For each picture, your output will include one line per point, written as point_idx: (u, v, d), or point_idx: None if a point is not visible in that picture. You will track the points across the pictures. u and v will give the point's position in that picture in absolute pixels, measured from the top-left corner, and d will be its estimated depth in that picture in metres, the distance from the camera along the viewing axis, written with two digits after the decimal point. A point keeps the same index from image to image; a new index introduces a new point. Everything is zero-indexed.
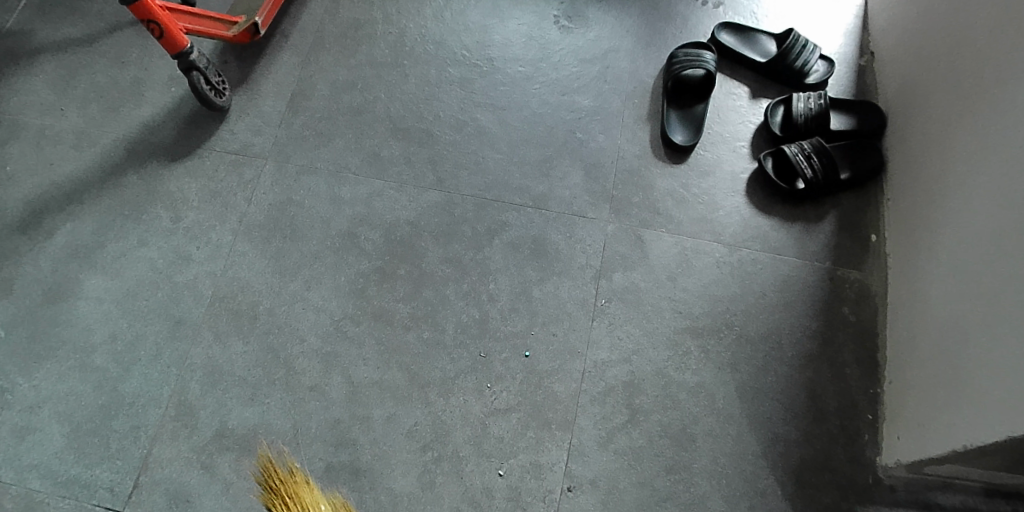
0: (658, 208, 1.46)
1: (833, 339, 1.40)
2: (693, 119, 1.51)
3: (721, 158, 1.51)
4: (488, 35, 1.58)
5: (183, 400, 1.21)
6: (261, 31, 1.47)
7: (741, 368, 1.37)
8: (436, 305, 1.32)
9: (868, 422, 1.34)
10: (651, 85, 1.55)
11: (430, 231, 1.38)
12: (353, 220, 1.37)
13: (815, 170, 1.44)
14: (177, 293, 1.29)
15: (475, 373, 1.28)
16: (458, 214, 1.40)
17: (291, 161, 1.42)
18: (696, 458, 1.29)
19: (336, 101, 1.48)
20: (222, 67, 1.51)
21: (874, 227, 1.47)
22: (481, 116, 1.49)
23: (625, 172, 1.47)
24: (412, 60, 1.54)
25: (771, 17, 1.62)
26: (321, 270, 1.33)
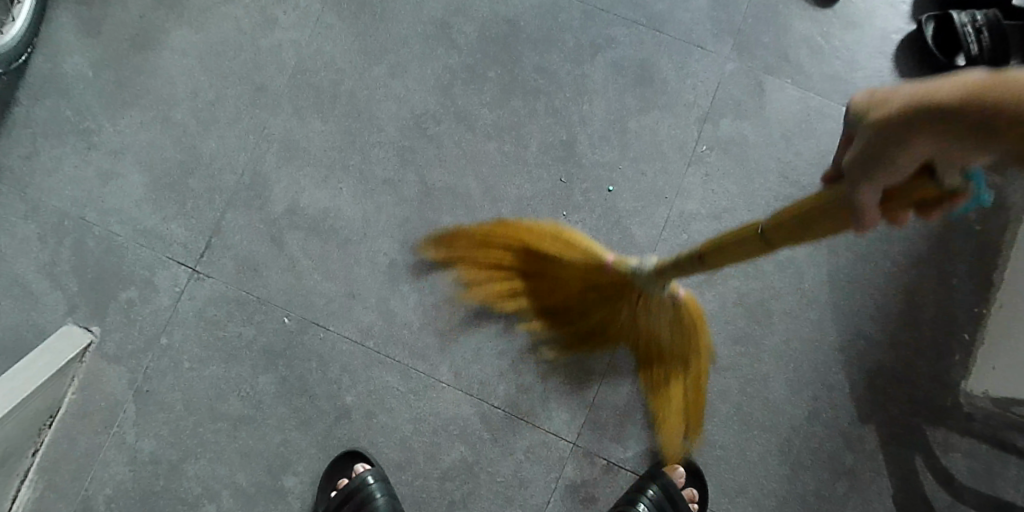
0: (788, 54, 1.29)
1: (948, 243, 1.27)
2: None
3: (874, 11, 1.33)
4: None
5: (258, 171, 1.21)
6: None
7: (839, 253, 1.25)
8: (522, 119, 1.24)
9: (960, 340, 1.25)
10: None
11: (528, 34, 1.27)
12: (449, 8, 1.27)
13: (983, 48, 1.24)
14: (261, 59, 1.24)
15: (551, 198, 1.22)
16: (562, 20, 1.28)
17: None
18: (768, 335, 1.23)
19: None
20: None
21: None
22: None
23: (760, 7, 1.30)
24: None
25: None
26: (408, 57, 1.25)
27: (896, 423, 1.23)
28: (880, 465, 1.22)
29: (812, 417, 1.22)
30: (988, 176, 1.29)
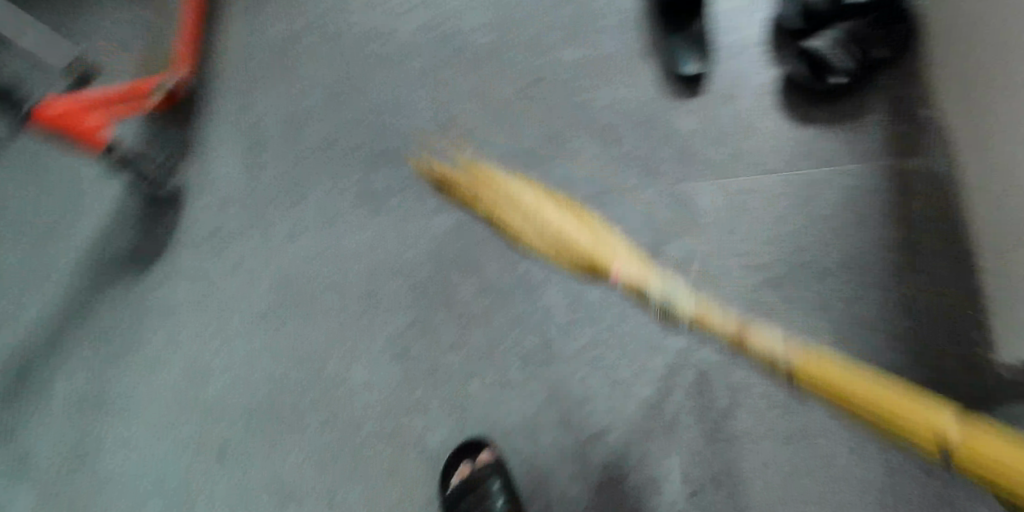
0: (685, 151, 1.36)
1: (914, 241, 1.34)
2: (699, 39, 1.38)
3: (744, 71, 1.43)
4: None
5: (147, 420, 1.26)
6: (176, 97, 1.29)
7: (830, 307, 1.31)
8: (422, 319, 1.26)
9: (974, 320, 1.28)
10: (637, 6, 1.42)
11: (393, 237, 1.29)
12: (291, 232, 1.29)
13: (847, 63, 1.39)
14: (113, 337, 1.28)
15: (490, 374, 1.24)
16: (421, 206, 1.30)
17: (203, 197, 1.30)
18: (802, 418, 1.20)
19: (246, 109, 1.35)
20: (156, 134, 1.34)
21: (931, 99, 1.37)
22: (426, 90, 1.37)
23: (638, 120, 1.37)
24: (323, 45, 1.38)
25: None
26: (286, 308, 1.27)
27: None
28: (974, 488, 1.14)
29: (888, 472, 1.17)
30: (915, 161, 1.37)
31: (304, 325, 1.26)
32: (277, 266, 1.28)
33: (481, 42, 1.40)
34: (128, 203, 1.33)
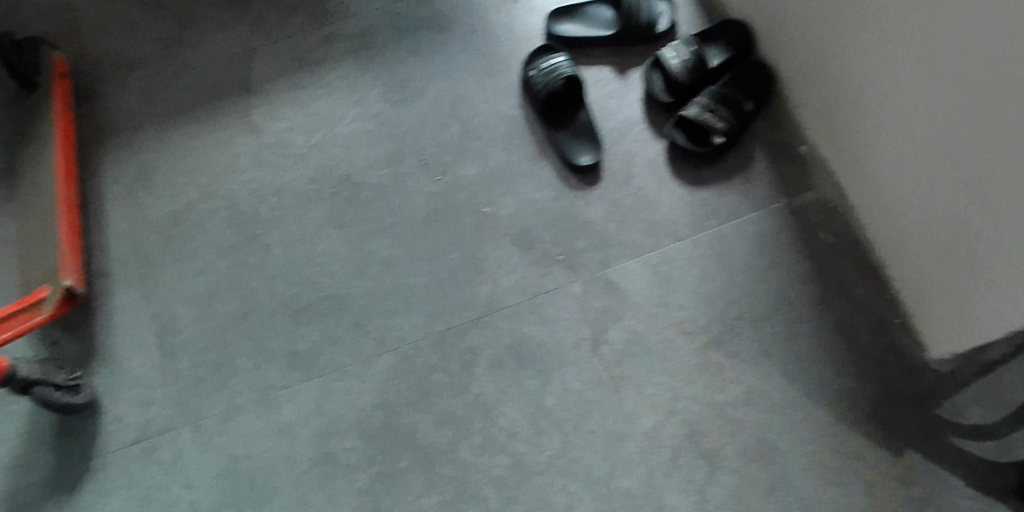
0: (607, 238, 1.42)
1: (827, 269, 1.40)
2: (583, 131, 1.48)
3: (632, 149, 1.50)
4: (296, 139, 1.42)
5: None
6: (80, 291, 1.19)
7: (772, 352, 1.33)
8: (390, 464, 1.19)
9: (899, 326, 1.34)
10: (522, 117, 1.50)
11: (340, 391, 1.23)
12: (227, 414, 1.19)
13: (726, 120, 1.46)
14: None
15: (475, 504, 1.18)
16: (364, 350, 1.26)
17: (121, 399, 1.19)
18: (784, 461, 1.25)
19: (149, 299, 1.26)
20: (54, 349, 1.22)
21: (798, 142, 1.52)
22: (334, 234, 1.34)
23: (553, 219, 1.42)
24: (221, 214, 1.34)
25: None
26: (241, 495, 1.15)
27: (917, 426, 1.27)
28: (954, 482, 1.23)
29: (870, 489, 1.23)
30: (804, 196, 1.48)
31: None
32: (222, 454, 1.17)
33: (380, 178, 1.41)
34: (38, 431, 1.16)
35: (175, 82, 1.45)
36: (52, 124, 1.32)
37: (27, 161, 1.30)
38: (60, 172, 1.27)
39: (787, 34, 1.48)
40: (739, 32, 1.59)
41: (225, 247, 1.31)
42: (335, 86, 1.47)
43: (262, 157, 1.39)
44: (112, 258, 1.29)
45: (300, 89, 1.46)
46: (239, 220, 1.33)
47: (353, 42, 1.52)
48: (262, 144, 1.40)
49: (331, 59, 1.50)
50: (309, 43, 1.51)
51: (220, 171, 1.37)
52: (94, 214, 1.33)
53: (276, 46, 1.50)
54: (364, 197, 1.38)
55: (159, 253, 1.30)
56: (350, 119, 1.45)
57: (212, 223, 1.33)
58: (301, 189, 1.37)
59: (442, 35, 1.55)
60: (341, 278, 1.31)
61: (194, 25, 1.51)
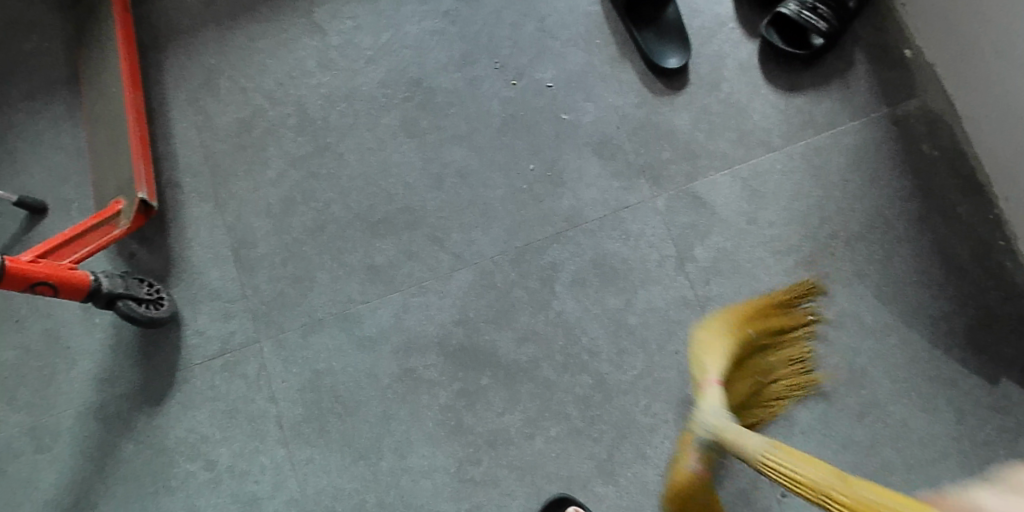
0: (693, 148, 1.31)
1: (931, 185, 1.30)
2: (670, 31, 1.34)
3: (722, 50, 1.37)
4: (362, 40, 1.33)
5: None
6: (154, 203, 1.16)
7: (868, 273, 1.25)
8: (472, 381, 1.18)
9: (1003, 249, 1.26)
10: (601, 14, 1.36)
11: (417, 306, 1.20)
12: (307, 329, 1.18)
13: (829, 20, 1.30)
14: (133, 498, 1.12)
15: (558, 422, 1.17)
16: (441, 266, 1.22)
17: (202, 312, 1.18)
18: (876, 387, 1.20)
19: (222, 211, 1.23)
20: (133, 261, 1.20)
21: (904, 43, 1.37)
22: (406, 144, 1.28)
23: (636, 127, 1.31)
24: (289, 123, 1.28)
25: None
26: (327, 408, 1.16)
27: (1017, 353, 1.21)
28: None
29: (959, 419, 1.18)
30: (908, 102, 1.34)
31: (347, 425, 1.15)
32: (305, 369, 1.17)
33: (453, 82, 1.31)
34: (123, 341, 1.17)
35: None
36: (112, 26, 1.26)
37: (93, 67, 1.26)
38: (124, 79, 1.23)
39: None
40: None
41: (298, 156, 1.26)
42: None
43: (329, 61, 1.31)
44: (182, 166, 1.26)
45: None
46: (309, 128, 1.28)
47: None
48: (329, 46, 1.32)
49: None
50: None
51: (287, 74, 1.30)
52: (160, 120, 1.28)
53: None
54: (437, 102, 1.30)
55: (230, 163, 1.26)
56: (419, 17, 1.34)
57: (281, 131, 1.28)
58: (372, 93, 1.30)
59: None
60: (416, 191, 1.26)
61: None
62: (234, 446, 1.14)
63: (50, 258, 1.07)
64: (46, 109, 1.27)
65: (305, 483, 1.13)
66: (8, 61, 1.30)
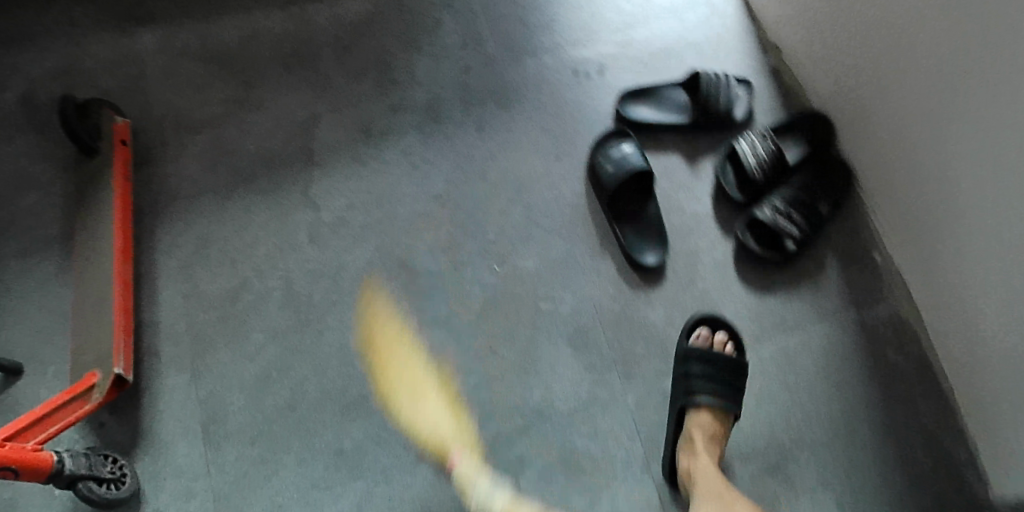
0: (664, 344, 1.30)
1: (897, 394, 1.29)
2: (649, 226, 1.36)
3: (699, 246, 1.37)
4: (352, 217, 1.37)
5: None
6: (129, 377, 1.19)
7: (835, 483, 1.22)
8: None
9: (968, 464, 1.23)
10: (585, 205, 1.39)
11: (380, 494, 1.19)
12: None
13: (802, 227, 1.33)
14: None
15: None
16: (408, 453, 1.22)
17: (163, 488, 1.18)
18: None
19: (196, 382, 1.24)
20: (100, 430, 1.21)
21: (874, 248, 1.39)
22: (387, 325, 1.30)
23: (612, 320, 1.32)
24: (273, 296, 1.31)
25: (664, 59, 1.51)
26: None
27: None
28: None
29: None
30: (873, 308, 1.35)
31: None
32: None
33: (439, 265, 1.35)
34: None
35: (236, 147, 1.41)
36: (110, 197, 1.32)
37: (89, 233, 1.32)
38: (117, 252, 1.28)
39: (850, 104, 1.39)
40: (819, 119, 1.45)
41: (280, 331, 1.28)
42: (398, 162, 1.42)
43: (320, 237, 1.36)
44: (162, 333, 1.27)
45: (362, 163, 1.41)
46: (293, 303, 1.31)
47: (420, 115, 1.46)
48: (321, 220, 1.37)
49: (394, 132, 1.44)
50: (374, 110, 1.45)
51: (277, 247, 1.35)
52: (148, 287, 1.31)
53: (340, 116, 1.44)
54: (421, 284, 1.33)
55: (210, 333, 1.27)
56: (411, 198, 1.39)
57: (264, 304, 1.30)
58: (359, 272, 1.34)
59: (510, 108, 1.47)
60: (392, 373, 1.27)
61: (259, 86, 1.46)
62: None
63: (18, 439, 1.07)
64: (40, 268, 1.32)
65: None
66: (10, 218, 1.36)
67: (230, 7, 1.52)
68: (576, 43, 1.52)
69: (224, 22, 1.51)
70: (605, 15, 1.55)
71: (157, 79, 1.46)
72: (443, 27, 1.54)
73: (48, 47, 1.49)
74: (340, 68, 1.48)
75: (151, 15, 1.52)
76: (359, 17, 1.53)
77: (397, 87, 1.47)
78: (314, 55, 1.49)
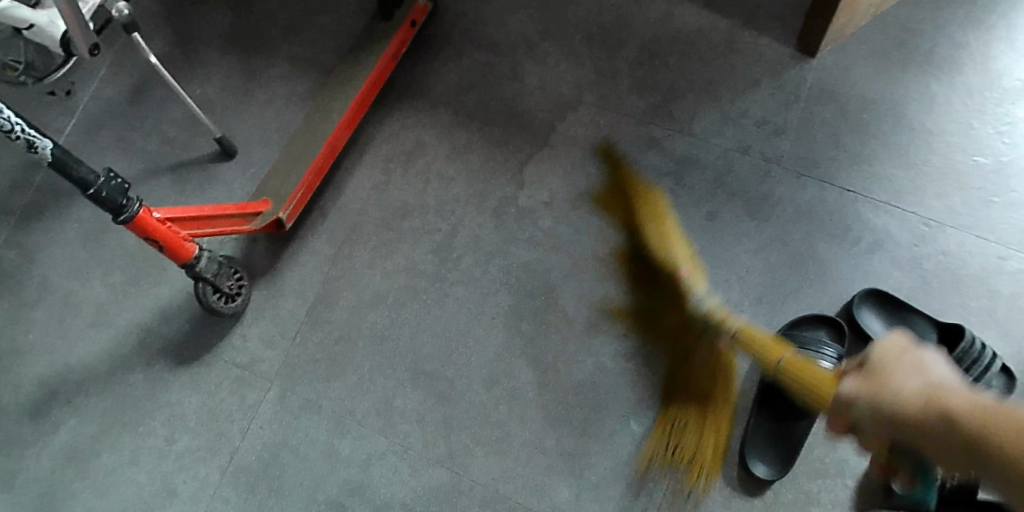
0: None
1: None
2: (786, 438, 1.20)
3: (817, 492, 1.20)
4: (541, 216, 1.34)
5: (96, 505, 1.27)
6: (286, 225, 1.29)
7: None
8: None
9: None
10: (746, 367, 1.26)
11: (391, 459, 1.26)
12: (307, 404, 1.29)
13: None
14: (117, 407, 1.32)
15: None
16: (434, 447, 1.26)
17: (259, 325, 1.33)
18: None
19: (331, 263, 1.35)
20: (248, 245, 1.36)
21: None
22: (498, 331, 1.30)
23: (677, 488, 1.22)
24: (433, 236, 1.34)
25: (940, 286, 1.30)
26: (269, 472, 1.26)
27: None
28: None
29: None
30: None
31: (270, 499, 1.25)
32: (282, 431, 1.28)
33: (576, 314, 1.31)
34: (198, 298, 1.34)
35: (498, 85, 1.39)
36: (370, 65, 1.36)
37: (339, 80, 1.38)
38: (345, 117, 1.34)
39: None
40: None
41: (416, 269, 1.33)
42: (614, 196, 1.34)
43: (503, 214, 1.34)
44: (337, 204, 1.37)
45: (586, 174, 1.35)
46: (442, 254, 1.33)
47: (667, 164, 1.35)
48: (515, 202, 1.35)
49: (633, 164, 1.35)
50: (632, 133, 1.36)
51: (465, 197, 1.35)
52: (353, 156, 1.39)
53: (599, 116, 1.37)
54: (549, 319, 1.31)
55: (369, 230, 1.35)
56: (601, 237, 1.32)
57: (421, 238, 1.34)
58: (509, 269, 1.32)
59: (753, 218, 1.33)
60: (471, 374, 1.29)
61: (552, 39, 1.41)
62: (197, 438, 1.29)
63: (176, 223, 1.20)
64: (294, 84, 1.43)
65: (207, 511, 1.25)
66: (301, 23, 1.46)
67: None
68: (873, 200, 1.34)
69: None
70: (931, 194, 1.35)
71: None
72: (757, 93, 1.37)
73: None
74: (633, 71, 1.39)
75: None
76: (687, 31, 1.41)
77: (668, 124, 1.36)
78: (619, 42, 1.40)
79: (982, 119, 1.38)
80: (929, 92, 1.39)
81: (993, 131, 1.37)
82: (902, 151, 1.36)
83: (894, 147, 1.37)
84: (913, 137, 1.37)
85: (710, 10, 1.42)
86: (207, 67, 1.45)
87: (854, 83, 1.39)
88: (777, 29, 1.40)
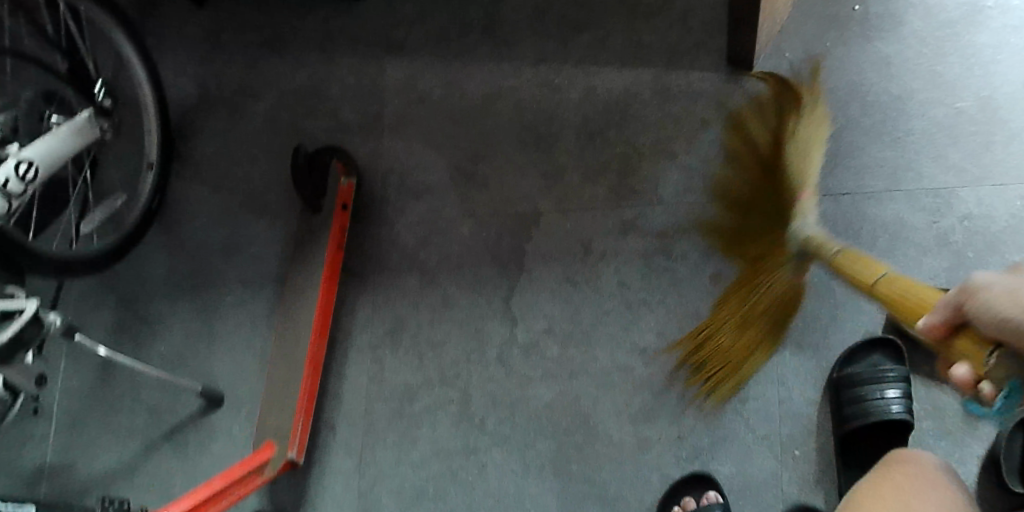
0: None
1: None
2: None
3: None
4: (547, 343, 1.25)
5: None
6: (300, 460, 1.20)
7: None
8: None
9: None
10: (815, 420, 1.17)
11: None
12: None
13: None
14: None
15: None
16: None
17: None
18: None
19: (360, 474, 1.27)
20: (272, 487, 1.28)
21: None
22: (551, 481, 1.21)
23: None
24: (449, 409, 1.26)
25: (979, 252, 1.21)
26: None
27: None
28: None
29: None
30: None
31: None
32: None
33: (622, 433, 1.20)
34: None
35: (452, 228, 1.31)
36: (319, 261, 1.28)
37: (296, 288, 1.31)
38: (314, 325, 1.25)
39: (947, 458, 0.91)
40: None
41: (445, 448, 1.25)
42: (612, 296, 1.24)
43: (509, 358, 1.25)
44: (342, 412, 1.29)
45: (574, 284, 1.26)
46: (466, 422, 1.25)
47: (650, 242, 1.25)
48: (515, 341, 1.26)
49: (618, 256, 1.26)
50: (602, 224, 1.27)
51: (465, 355, 1.27)
52: (339, 357, 1.31)
53: (564, 221, 1.28)
54: (596, 450, 1.21)
55: (383, 426, 1.27)
56: (616, 343, 1.23)
57: (438, 414, 1.26)
58: (537, 412, 1.23)
59: None
60: None
61: (487, 159, 1.33)
62: None
63: None
64: (254, 306, 1.36)
65: None
66: (239, 241, 1.40)
67: (480, 52, 1.37)
68: (872, 193, 1.26)
69: (473, 70, 1.36)
70: (929, 161, 1.25)
71: (393, 128, 1.37)
72: (710, 133, 1.27)
73: (302, 61, 1.45)
74: (578, 161, 1.30)
75: (401, 46, 1.40)
76: (616, 97, 1.31)
77: (634, 201, 1.27)
78: (553, 137, 1.31)
79: (948, 62, 1.29)
80: (883, 57, 1.30)
81: (964, 69, 1.28)
82: (880, 130, 1.27)
83: (871, 129, 1.28)
84: (885, 111, 1.28)
85: (629, 66, 1.31)
86: (163, 322, 1.38)
87: (803, 81, 1.28)
88: (704, 59, 1.29)
